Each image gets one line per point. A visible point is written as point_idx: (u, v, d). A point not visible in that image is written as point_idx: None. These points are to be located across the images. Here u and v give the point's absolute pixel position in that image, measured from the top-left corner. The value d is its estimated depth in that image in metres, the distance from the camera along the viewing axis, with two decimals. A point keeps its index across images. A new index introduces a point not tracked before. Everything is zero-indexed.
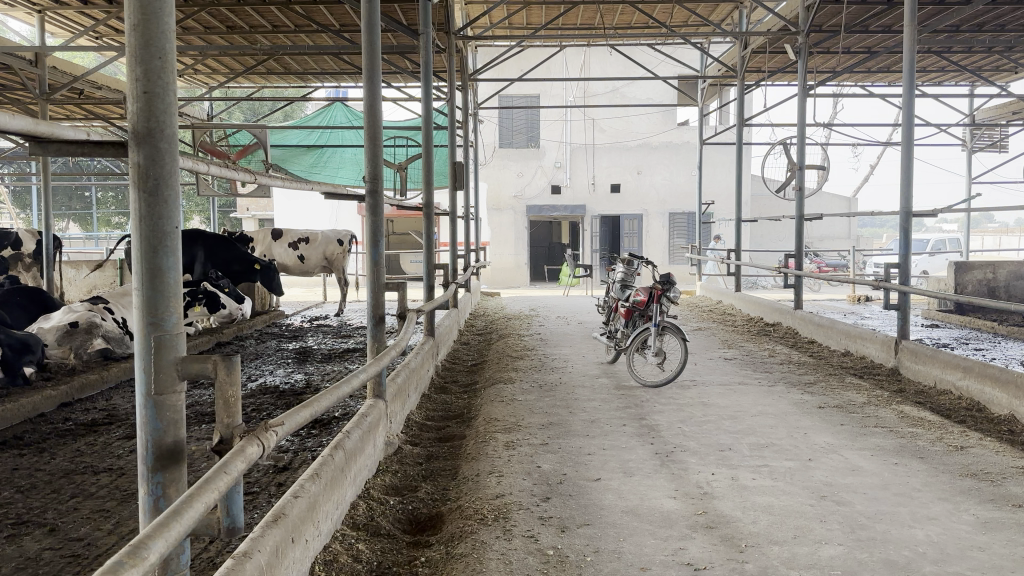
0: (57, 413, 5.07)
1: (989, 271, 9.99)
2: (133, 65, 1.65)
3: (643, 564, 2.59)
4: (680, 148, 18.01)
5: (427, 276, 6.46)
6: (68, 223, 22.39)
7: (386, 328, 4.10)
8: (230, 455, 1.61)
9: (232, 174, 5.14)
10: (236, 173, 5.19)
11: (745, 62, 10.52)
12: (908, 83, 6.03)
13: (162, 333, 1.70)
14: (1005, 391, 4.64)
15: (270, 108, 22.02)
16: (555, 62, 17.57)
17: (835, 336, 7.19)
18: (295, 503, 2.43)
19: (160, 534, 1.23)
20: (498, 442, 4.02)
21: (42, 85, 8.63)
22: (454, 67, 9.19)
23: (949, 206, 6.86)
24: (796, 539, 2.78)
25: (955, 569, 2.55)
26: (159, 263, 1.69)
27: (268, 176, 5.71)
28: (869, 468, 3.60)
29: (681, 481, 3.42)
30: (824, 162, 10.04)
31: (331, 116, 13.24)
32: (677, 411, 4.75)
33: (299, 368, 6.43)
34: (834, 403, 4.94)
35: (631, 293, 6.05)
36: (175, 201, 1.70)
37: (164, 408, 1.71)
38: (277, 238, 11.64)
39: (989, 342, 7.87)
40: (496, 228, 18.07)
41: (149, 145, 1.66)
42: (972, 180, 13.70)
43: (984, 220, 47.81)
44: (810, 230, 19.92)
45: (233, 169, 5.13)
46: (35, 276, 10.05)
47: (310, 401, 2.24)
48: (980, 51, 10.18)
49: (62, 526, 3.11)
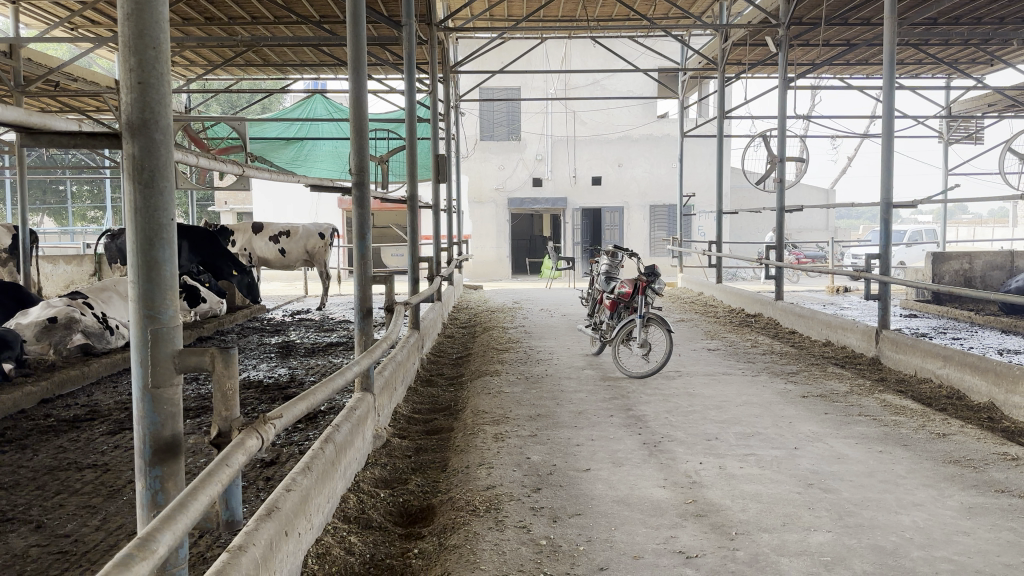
0: (38, 409, 5.02)
1: (965, 261, 10.12)
2: (127, 55, 1.62)
3: (635, 552, 2.62)
4: (659, 140, 18.12)
5: (411, 269, 6.38)
6: (42, 218, 22.08)
7: (373, 321, 4.07)
8: (232, 446, 1.59)
9: (215, 164, 5.10)
10: (219, 164, 5.15)
11: (725, 55, 10.58)
12: (889, 75, 6.09)
13: (159, 326, 1.68)
14: (985, 379, 4.71)
15: (248, 100, 21.81)
16: (536, 54, 17.58)
17: (816, 326, 7.26)
18: (288, 496, 2.44)
19: (168, 526, 1.21)
20: (486, 434, 4.02)
21: (18, 77, 8.48)
22: (436, 59, 9.11)
23: (926, 199, 6.96)
24: (785, 526, 2.82)
25: (943, 554, 2.59)
26: (155, 255, 1.67)
27: (253, 169, 5.64)
28: (854, 456, 3.64)
29: (670, 470, 3.45)
30: (804, 154, 10.10)
31: (312, 108, 13.10)
32: (662, 401, 4.77)
33: (281, 363, 6.38)
34: (818, 392, 5.00)
35: (616, 285, 6.05)
36: (170, 193, 1.68)
37: (162, 402, 1.69)
38: (258, 231, 11.54)
39: (966, 332, 7.98)
40: (477, 221, 18.04)
41: (144, 136, 1.64)
42: (948, 171, 13.88)
43: (960, 211, 48.58)
44: (788, 222, 20.08)
45: (214, 160, 5.04)
46: (12, 271, 9.87)
47: (306, 394, 2.23)
48: (957, 43, 10.29)
49: (48, 522, 3.08)
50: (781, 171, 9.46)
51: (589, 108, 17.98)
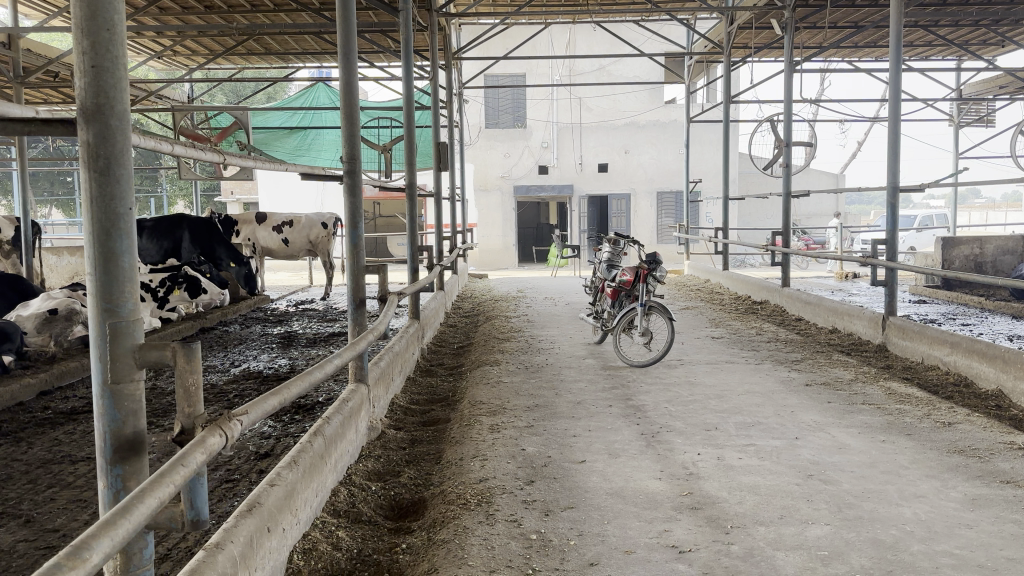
0: (36, 401, 4.99)
1: (976, 246, 9.99)
2: (79, 37, 1.56)
3: (627, 547, 2.55)
4: (667, 126, 17.97)
5: (410, 259, 6.30)
6: (50, 210, 22.13)
7: (366, 311, 4.01)
8: (190, 446, 1.52)
9: (201, 154, 4.97)
10: (206, 155, 5.03)
11: (731, 39, 10.42)
12: (895, 57, 5.95)
13: (118, 319, 1.63)
14: (993, 366, 4.62)
15: (253, 90, 21.73)
16: (541, 40, 17.47)
17: (822, 313, 7.17)
18: (270, 491, 2.38)
19: (105, 533, 1.16)
20: (482, 426, 3.95)
21: (16, 68, 8.45)
22: (437, 46, 8.97)
23: (936, 183, 6.81)
24: (782, 519, 2.75)
25: (944, 548, 2.52)
26: (112, 246, 1.61)
27: (239, 158, 5.48)
28: (856, 446, 3.57)
29: (667, 461, 3.38)
30: (813, 139, 9.94)
31: (315, 96, 13.04)
32: (663, 390, 4.71)
33: (282, 354, 6.34)
34: (822, 380, 4.93)
35: (617, 273, 5.99)
36: (127, 181, 1.62)
37: (122, 398, 1.64)
38: (261, 221, 11.46)
39: (976, 318, 7.88)
40: (483, 210, 17.96)
41: (99, 122, 1.58)
42: (959, 155, 13.70)
43: (972, 198, 48.38)
44: (796, 207, 19.96)
45: (201, 149, 5.00)
46: (15, 263, 9.68)
47: (280, 389, 2.17)
48: (967, 24, 10.12)
49: (37, 517, 3.04)
50: (787, 156, 9.33)
51: (596, 93, 17.83)
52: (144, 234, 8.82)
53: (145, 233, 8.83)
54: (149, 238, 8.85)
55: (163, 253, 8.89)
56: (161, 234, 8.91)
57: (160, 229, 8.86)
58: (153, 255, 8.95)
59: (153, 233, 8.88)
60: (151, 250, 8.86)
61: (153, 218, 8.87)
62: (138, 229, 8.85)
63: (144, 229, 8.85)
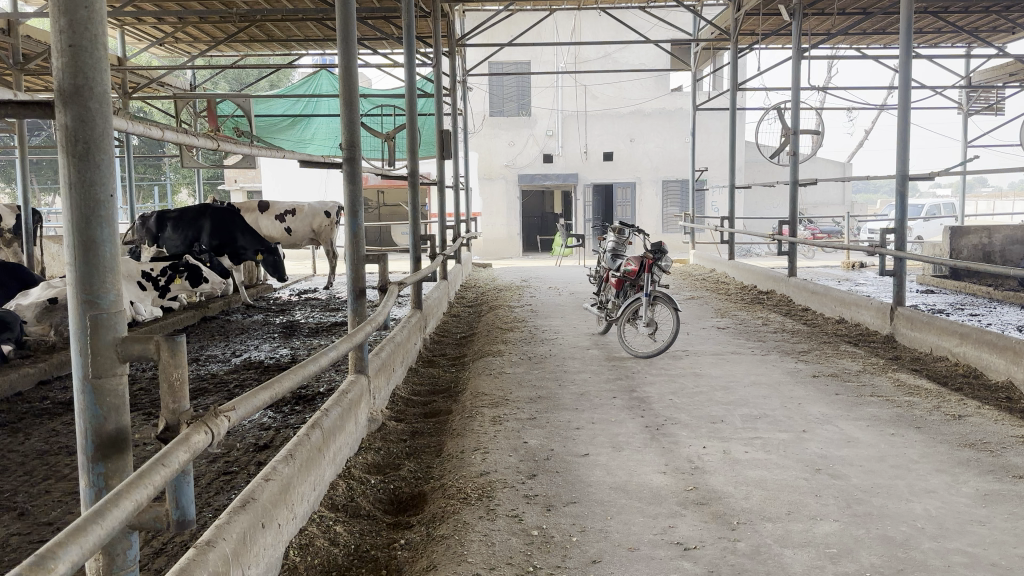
0: (35, 391, 4.94)
1: (984, 236, 9.88)
2: (57, 16, 1.51)
3: (631, 543, 2.50)
4: (672, 114, 17.85)
5: (415, 247, 6.20)
6: (53, 198, 22.06)
7: (366, 300, 3.95)
8: (174, 443, 1.48)
9: (192, 139, 4.68)
10: (199, 139, 4.77)
11: (738, 25, 10.29)
12: (905, 44, 5.83)
13: (99, 311, 1.58)
14: (1003, 358, 4.54)
15: (256, 76, 21.58)
16: (545, 27, 17.37)
17: (829, 303, 7.10)
18: (266, 486, 2.33)
19: (74, 541, 1.12)
20: (484, 418, 3.89)
21: (16, 55, 8.37)
22: (439, 32, 8.76)
23: (946, 171, 6.67)
24: (790, 515, 2.69)
25: (956, 546, 2.45)
26: (93, 234, 1.55)
27: (232, 143, 5.27)
28: (864, 439, 3.49)
29: (671, 455, 3.32)
30: (819, 126, 9.81)
31: (318, 84, 12.98)
32: (667, 381, 4.65)
33: (284, 343, 6.28)
34: (829, 371, 4.85)
35: (622, 263, 5.92)
36: (109, 166, 1.57)
37: (103, 394, 1.60)
38: (264, 210, 11.31)
39: (984, 307, 7.82)
40: (487, 198, 17.83)
41: (77, 104, 1.52)
42: (967, 144, 13.59)
43: (979, 186, 48.30)
44: (802, 196, 19.83)
45: (194, 134, 4.75)
46: (17, 251, 9.62)
47: (273, 382, 2.13)
48: (977, 10, 9.96)
49: (32, 509, 2.97)
50: (795, 145, 9.16)
51: (599, 81, 17.69)
52: (167, 225, 8.98)
53: (169, 224, 8.99)
54: (173, 229, 8.98)
55: (186, 243, 8.97)
56: (184, 225, 9.01)
57: (183, 220, 8.97)
58: (179, 246, 9.05)
59: (177, 224, 9.01)
60: (175, 241, 8.98)
61: (177, 210, 9.03)
62: (163, 221, 9.03)
63: (167, 221, 9.01)
